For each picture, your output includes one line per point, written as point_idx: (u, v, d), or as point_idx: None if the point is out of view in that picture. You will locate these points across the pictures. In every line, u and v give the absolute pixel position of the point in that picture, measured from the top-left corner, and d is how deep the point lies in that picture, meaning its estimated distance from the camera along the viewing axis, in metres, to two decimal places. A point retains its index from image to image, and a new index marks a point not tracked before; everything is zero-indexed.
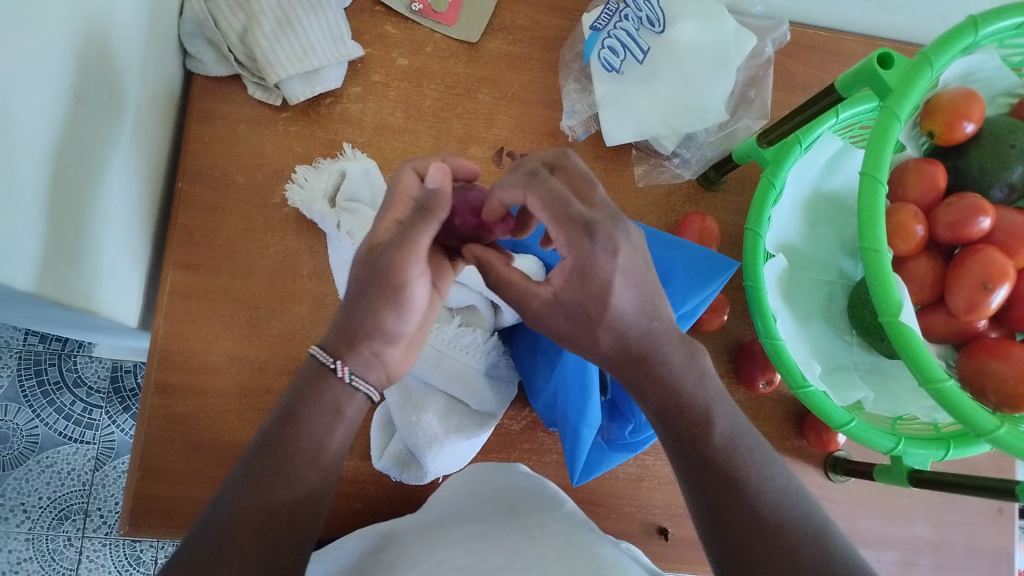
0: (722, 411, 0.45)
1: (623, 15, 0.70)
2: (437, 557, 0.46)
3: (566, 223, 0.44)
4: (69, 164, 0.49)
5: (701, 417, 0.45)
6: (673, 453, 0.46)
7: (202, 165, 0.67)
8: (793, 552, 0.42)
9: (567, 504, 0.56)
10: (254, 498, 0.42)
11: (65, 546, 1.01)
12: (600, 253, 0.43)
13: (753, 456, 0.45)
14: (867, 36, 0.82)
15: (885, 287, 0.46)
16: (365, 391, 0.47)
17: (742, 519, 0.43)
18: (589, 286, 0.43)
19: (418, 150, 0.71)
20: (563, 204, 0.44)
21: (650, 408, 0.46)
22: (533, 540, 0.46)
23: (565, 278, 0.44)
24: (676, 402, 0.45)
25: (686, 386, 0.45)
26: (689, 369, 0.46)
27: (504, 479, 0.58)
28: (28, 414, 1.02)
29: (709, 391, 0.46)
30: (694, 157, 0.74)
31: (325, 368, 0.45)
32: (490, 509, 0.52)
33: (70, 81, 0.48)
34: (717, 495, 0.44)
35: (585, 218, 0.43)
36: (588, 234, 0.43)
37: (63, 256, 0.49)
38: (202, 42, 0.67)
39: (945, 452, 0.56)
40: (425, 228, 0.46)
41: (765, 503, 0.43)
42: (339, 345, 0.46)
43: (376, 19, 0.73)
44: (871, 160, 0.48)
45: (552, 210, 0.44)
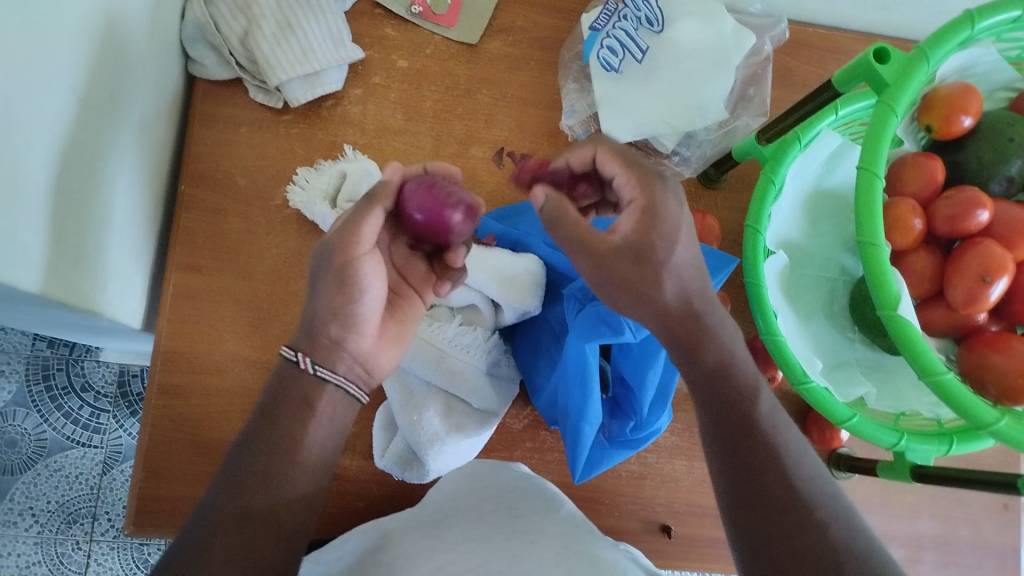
0: (767, 390, 0.48)
1: (622, 15, 0.71)
2: (437, 560, 0.45)
3: (637, 167, 0.49)
4: (72, 165, 0.49)
5: (749, 389, 0.47)
6: (709, 420, 0.47)
7: (205, 168, 0.67)
8: (821, 525, 0.42)
9: (567, 506, 0.55)
10: (236, 499, 0.42)
11: (73, 550, 1.02)
12: (668, 197, 0.48)
13: (790, 432, 0.47)
14: (867, 33, 0.82)
15: (883, 280, 0.46)
16: (336, 382, 0.47)
17: (775, 487, 0.43)
18: (657, 228, 0.47)
19: (418, 151, 0.72)
20: (631, 158, 0.50)
21: (697, 373, 0.48)
22: (531, 543, 0.46)
23: (637, 218, 0.47)
24: (726, 370, 0.47)
25: (736, 362, 0.48)
26: (737, 347, 0.48)
27: (503, 478, 0.59)
28: (35, 419, 1.03)
29: (755, 370, 0.48)
30: (694, 155, 0.74)
31: (288, 363, 0.47)
32: (488, 509, 0.52)
33: (74, 85, 0.48)
34: (753, 462, 0.45)
35: (652, 168, 0.50)
36: (656, 177, 0.48)
37: (67, 258, 0.49)
38: (203, 46, 0.68)
39: (948, 447, 0.56)
40: (370, 217, 0.49)
41: (800, 476, 0.44)
42: (300, 341, 0.48)
43: (376, 21, 0.73)
44: (868, 153, 0.48)
45: (624, 157, 0.50)
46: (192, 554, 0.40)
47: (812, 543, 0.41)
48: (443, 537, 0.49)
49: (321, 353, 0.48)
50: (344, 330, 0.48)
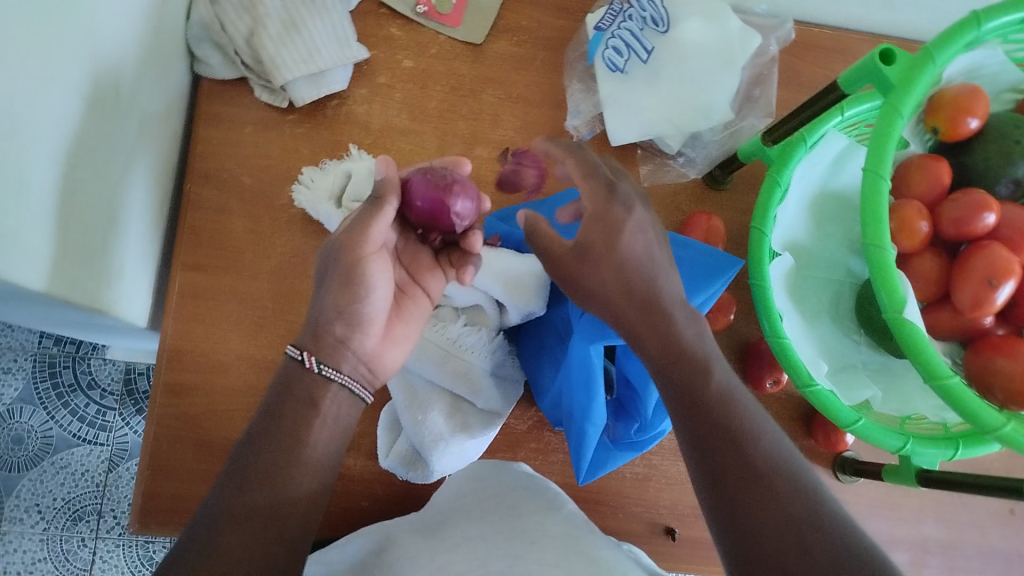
0: (720, 364, 0.46)
1: (626, 15, 0.71)
2: (438, 561, 0.45)
3: (595, 178, 0.50)
4: (78, 164, 0.49)
5: (699, 366, 0.45)
6: (671, 404, 0.46)
7: (210, 167, 0.67)
8: (781, 498, 0.40)
9: (569, 505, 0.55)
10: (238, 497, 0.42)
11: (78, 547, 1.02)
12: (618, 208, 0.48)
13: (747, 406, 0.45)
14: (874, 34, 0.82)
15: (889, 283, 0.46)
16: (340, 381, 0.48)
17: (733, 465, 0.42)
18: (603, 230, 0.48)
19: (423, 151, 0.72)
20: (594, 169, 0.51)
21: (651, 359, 0.46)
22: (532, 543, 0.46)
23: (587, 221, 0.48)
24: (674, 351, 0.46)
25: (686, 339, 0.46)
26: (689, 326, 0.47)
27: (506, 477, 0.59)
28: (42, 416, 1.03)
29: (709, 346, 0.47)
30: (699, 155, 0.74)
31: (293, 362, 0.47)
32: (488, 508, 0.52)
33: (79, 84, 0.48)
34: (713, 441, 0.43)
35: (610, 179, 0.50)
36: (610, 189, 0.50)
37: (73, 258, 0.49)
38: (209, 45, 0.68)
39: (954, 452, 0.56)
40: (383, 211, 0.50)
41: (759, 449, 0.42)
42: (306, 340, 0.49)
43: (381, 21, 0.73)
44: (874, 155, 0.48)
45: (585, 172, 0.51)
46: (194, 553, 0.40)
47: (776, 518, 0.40)
48: (445, 538, 0.49)
49: (325, 352, 0.48)
50: (349, 329, 0.49)
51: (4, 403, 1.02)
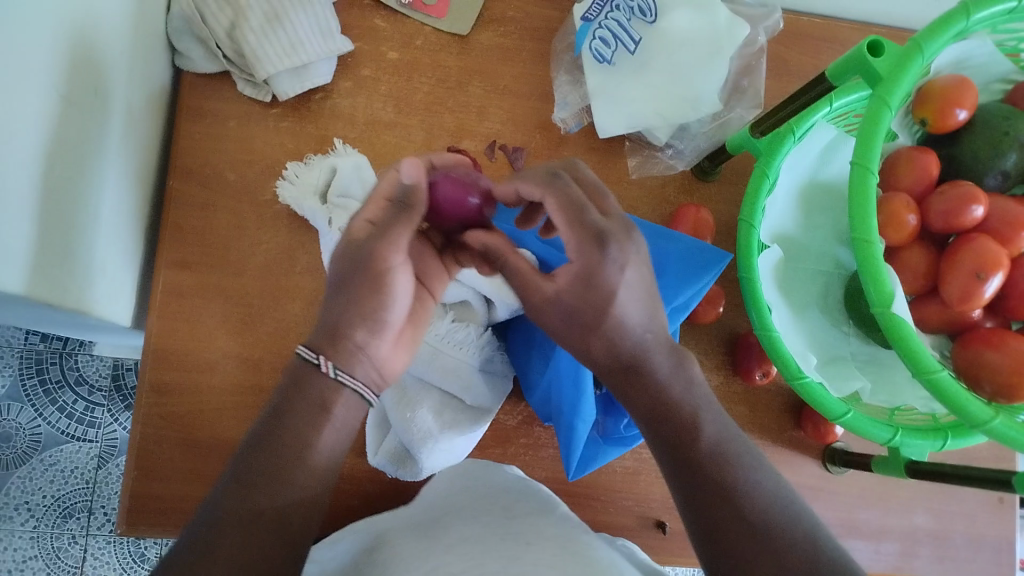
0: (711, 416, 0.46)
1: (614, 5, 0.70)
2: (432, 562, 0.45)
3: (581, 228, 0.45)
4: (56, 164, 0.48)
5: (688, 422, 0.45)
6: (662, 455, 0.46)
7: (193, 163, 0.67)
8: (784, 557, 0.41)
9: (562, 508, 0.55)
10: (242, 502, 0.42)
11: (69, 544, 1.01)
12: (609, 267, 0.44)
13: (741, 458, 0.45)
14: (863, 22, 0.81)
15: (877, 277, 0.46)
16: (353, 387, 0.47)
17: (729, 523, 0.43)
18: (591, 296, 0.45)
19: (410, 145, 0.71)
20: (581, 211, 0.46)
21: (638, 412, 0.46)
22: (526, 544, 0.46)
23: (572, 281, 0.45)
24: (665, 409, 0.45)
25: (674, 394, 0.45)
26: (676, 378, 0.46)
27: (498, 478, 0.60)
28: (30, 413, 1.02)
29: (697, 397, 0.46)
30: (688, 147, 0.73)
31: (308, 365, 0.46)
32: (483, 509, 0.52)
33: (55, 82, 0.47)
34: (708, 500, 0.43)
35: (598, 227, 0.45)
36: (599, 243, 0.44)
37: (52, 259, 0.48)
38: (190, 38, 0.67)
39: (943, 442, 0.56)
40: (405, 223, 0.47)
41: (755, 505, 0.43)
42: (322, 341, 0.47)
43: (366, 13, 0.72)
44: (862, 148, 0.48)
45: (569, 215, 0.46)
46: (190, 557, 0.40)
47: None
48: (436, 539, 0.49)
49: (343, 356, 0.47)
50: (370, 335, 0.48)
51: None
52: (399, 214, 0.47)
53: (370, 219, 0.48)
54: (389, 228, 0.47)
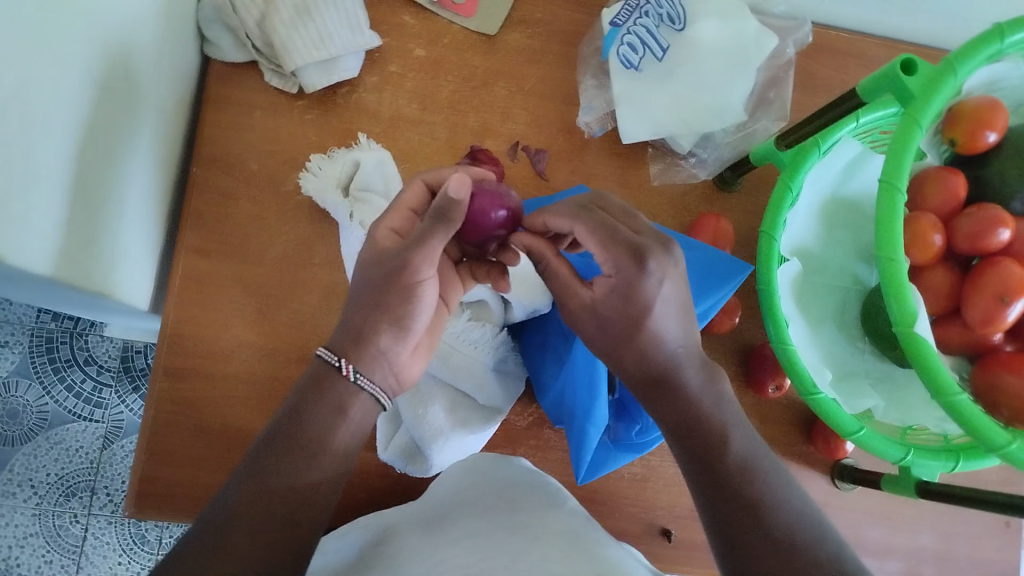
0: (738, 432, 0.47)
1: (643, 11, 0.69)
2: (440, 555, 0.45)
3: (618, 247, 0.45)
4: (87, 148, 0.48)
5: (716, 438, 0.46)
6: (687, 469, 0.47)
7: (218, 151, 0.67)
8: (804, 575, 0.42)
9: (570, 502, 0.55)
10: (257, 501, 0.43)
11: (70, 523, 1.02)
12: (649, 282, 0.44)
13: (765, 478, 0.46)
14: (891, 39, 0.81)
15: (901, 295, 0.46)
16: (371, 392, 0.48)
17: (751, 539, 0.44)
18: (628, 310, 0.45)
19: (433, 142, 0.71)
20: (613, 232, 0.46)
21: (665, 423, 0.47)
22: (534, 539, 0.46)
23: (609, 292, 0.46)
24: (694, 426, 0.46)
25: (703, 409, 0.47)
26: (706, 393, 0.47)
27: (503, 471, 0.58)
28: (38, 390, 1.03)
29: (726, 413, 0.47)
30: (711, 157, 0.73)
31: (330, 367, 0.47)
32: (490, 501, 0.52)
33: (90, 67, 0.47)
34: (732, 517, 0.45)
35: (634, 244, 0.45)
36: (637, 260, 0.44)
37: (79, 243, 0.48)
38: (220, 27, 0.68)
39: (955, 464, 0.55)
40: (442, 233, 0.46)
41: (779, 523, 0.44)
42: (345, 344, 0.48)
43: (395, 8, 0.72)
44: (891, 166, 0.48)
45: (601, 237, 0.46)
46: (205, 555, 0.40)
47: None
48: (446, 533, 0.49)
49: (364, 362, 0.48)
50: (393, 341, 0.49)
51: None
52: (439, 224, 0.46)
53: (390, 227, 0.51)
54: (428, 237, 0.46)
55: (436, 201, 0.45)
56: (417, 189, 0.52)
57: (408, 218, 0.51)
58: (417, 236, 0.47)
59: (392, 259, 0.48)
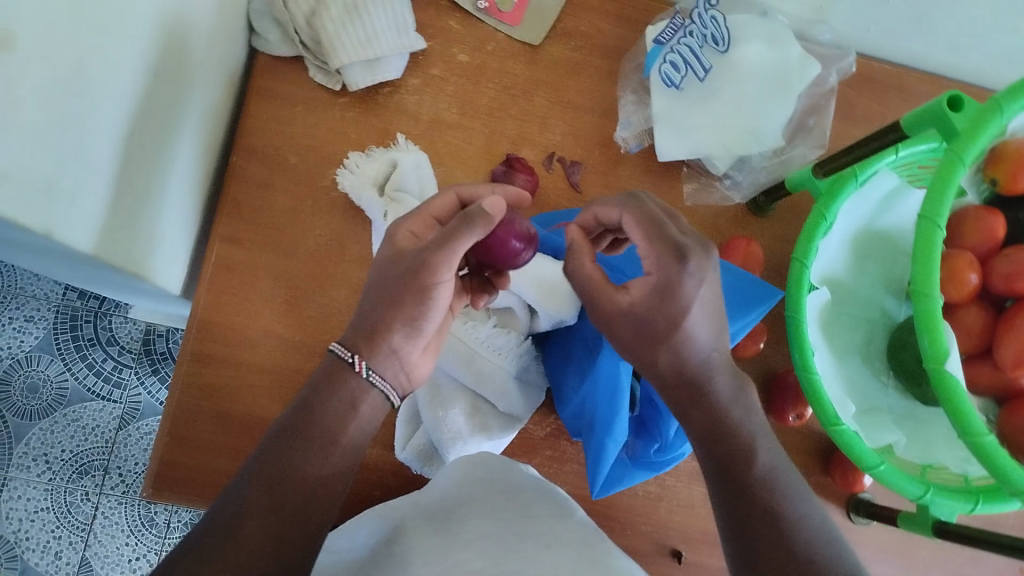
0: (765, 444, 0.48)
1: (687, 31, 0.69)
2: (451, 558, 0.45)
3: (661, 242, 0.47)
4: (135, 131, 0.49)
5: (744, 447, 0.47)
6: (711, 475, 0.48)
7: (258, 143, 0.68)
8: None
9: (579, 513, 0.54)
10: (271, 491, 0.43)
11: (81, 500, 1.03)
12: (688, 282, 0.46)
13: (786, 492, 0.47)
14: (934, 74, 0.81)
15: (934, 331, 0.45)
16: (381, 388, 0.48)
17: (771, 551, 0.44)
18: (665, 307, 0.46)
19: (469, 147, 0.71)
20: (659, 226, 0.48)
21: (694, 431, 0.48)
22: (546, 547, 0.46)
23: (648, 292, 0.47)
24: (722, 433, 0.47)
25: (732, 416, 0.48)
26: (735, 402, 0.48)
27: (514, 479, 0.56)
28: (59, 367, 1.04)
29: (755, 424, 0.48)
30: (746, 180, 0.73)
31: (342, 362, 0.47)
32: (500, 504, 0.52)
33: (144, 51, 0.48)
34: (751, 525, 0.45)
35: (677, 241, 0.46)
36: (679, 258, 0.46)
37: (120, 223, 0.49)
38: (269, 21, 0.69)
39: (973, 506, 0.53)
40: (465, 237, 0.46)
41: (798, 536, 0.45)
42: (358, 340, 0.48)
43: (441, 13, 0.73)
44: (931, 202, 0.48)
45: (648, 230, 0.48)
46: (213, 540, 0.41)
47: None
48: (456, 533, 0.48)
49: (378, 358, 0.48)
50: (405, 340, 0.49)
51: (23, 349, 1.04)
52: (465, 229, 0.46)
53: (411, 229, 0.51)
54: (453, 240, 0.47)
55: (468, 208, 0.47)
56: (447, 199, 0.53)
57: (428, 225, 0.52)
58: (441, 238, 0.47)
59: (411, 260, 0.48)
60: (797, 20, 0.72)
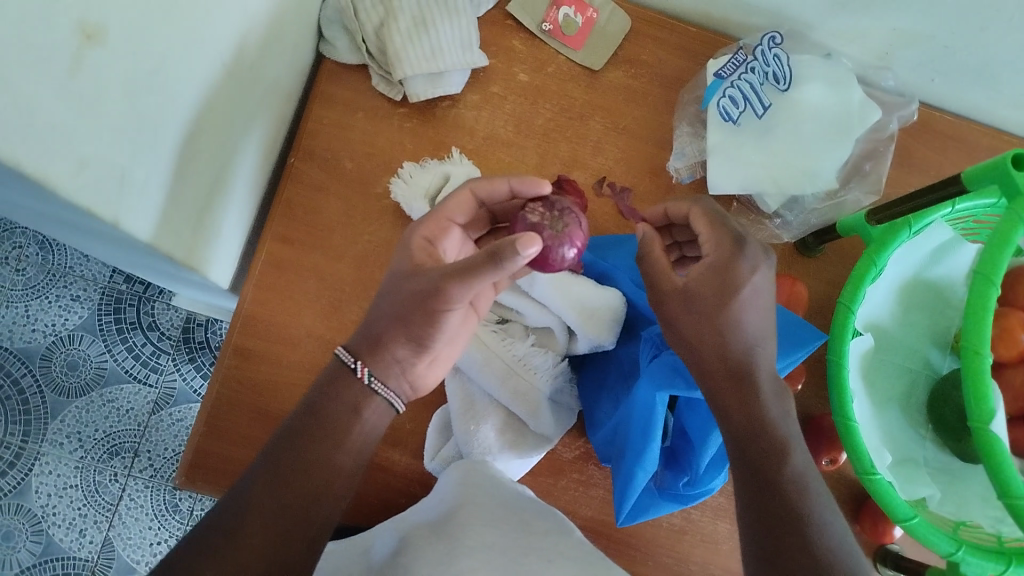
0: (798, 450, 0.47)
1: (749, 67, 0.70)
2: (456, 566, 0.45)
3: (723, 228, 0.50)
4: (205, 129, 0.50)
5: (777, 449, 0.47)
6: (741, 479, 0.48)
7: (317, 146, 0.69)
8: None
9: (577, 532, 0.54)
10: (282, 494, 0.44)
11: (109, 481, 1.05)
12: (743, 266, 0.48)
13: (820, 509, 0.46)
14: (996, 128, 0.80)
15: (981, 392, 0.45)
16: (383, 395, 0.49)
17: (796, 554, 0.44)
18: (723, 288, 0.47)
19: (522, 166, 0.72)
20: (721, 219, 0.51)
21: (727, 429, 0.48)
22: (548, 562, 0.47)
23: (705, 271, 0.48)
24: (758, 448, 0.47)
25: (770, 418, 0.47)
26: (775, 406, 0.48)
27: (511, 493, 0.55)
28: (100, 347, 1.07)
29: (792, 429, 0.48)
30: (796, 220, 0.73)
31: (345, 368, 0.48)
32: (501, 515, 0.51)
33: (220, 52, 0.49)
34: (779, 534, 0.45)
35: (737, 232, 0.49)
36: (738, 244, 0.49)
37: (182, 218, 0.50)
38: (339, 28, 0.70)
39: (1005, 567, 0.53)
40: (492, 272, 0.44)
41: (824, 548, 0.44)
42: (361, 347, 0.49)
43: (506, 32, 0.74)
44: (989, 259, 0.47)
45: (710, 219, 0.50)
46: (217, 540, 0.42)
47: None
48: (459, 540, 0.48)
49: (379, 364, 0.48)
50: (411, 354, 0.49)
51: (66, 327, 1.06)
52: (489, 265, 0.44)
53: (428, 236, 0.51)
54: (474, 273, 0.44)
55: (497, 245, 0.44)
56: (462, 199, 0.53)
57: (444, 227, 0.52)
58: (465, 267, 0.45)
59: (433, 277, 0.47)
60: (861, 63, 0.74)
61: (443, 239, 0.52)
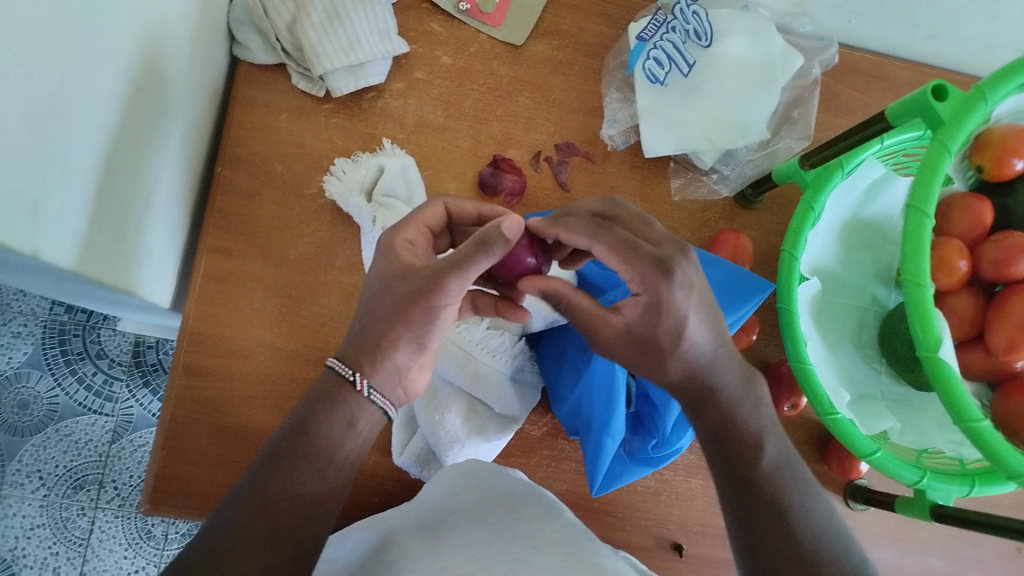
0: (772, 440, 0.48)
1: (670, 27, 0.70)
2: (441, 550, 0.44)
3: (640, 264, 0.45)
4: (120, 146, 0.49)
5: (752, 442, 0.47)
6: (717, 470, 0.48)
7: (243, 152, 0.67)
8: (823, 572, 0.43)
9: (567, 513, 0.51)
10: (260, 513, 0.42)
11: (77, 515, 1.01)
12: (677, 291, 0.44)
13: (790, 478, 0.47)
14: (915, 62, 0.81)
15: (926, 320, 0.45)
16: (380, 405, 0.47)
17: (772, 545, 0.45)
18: (660, 323, 0.45)
19: (456, 149, 0.71)
20: (634, 247, 0.45)
21: (703, 427, 0.48)
22: (534, 550, 0.43)
23: (643, 312, 0.46)
24: (731, 425, 0.47)
25: (742, 412, 0.48)
26: (745, 397, 0.48)
27: (502, 481, 0.53)
28: (49, 382, 1.03)
29: (763, 419, 0.48)
30: (733, 173, 0.74)
31: (344, 380, 0.46)
32: (487, 510, 0.48)
33: (126, 66, 0.48)
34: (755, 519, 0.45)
35: (658, 257, 0.44)
36: (665, 273, 0.44)
37: (109, 239, 0.48)
38: (250, 29, 0.68)
39: (970, 488, 0.54)
40: (483, 261, 0.44)
41: (805, 532, 0.45)
42: (351, 358, 0.47)
43: (423, 16, 0.73)
44: (919, 191, 0.47)
45: (626, 255, 0.45)
46: (206, 565, 0.39)
47: None
48: (444, 540, 0.45)
49: (379, 375, 0.47)
50: (411, 357, 0.47)
51: (11, 366, 1.02)
52: (481, 254, 0.44)
53: (408, 237, 0.50)
54: (467, 265, 0.44)
55: (483, 229, 0.44)
56: (438, 210, 0.52)
57: (422, 234, 0.51)
58: (455, 260, 0.45)
59: (414, 274, 0.46)
60: (777, 12, 0.74)
61: (422, 244, 0.51)
